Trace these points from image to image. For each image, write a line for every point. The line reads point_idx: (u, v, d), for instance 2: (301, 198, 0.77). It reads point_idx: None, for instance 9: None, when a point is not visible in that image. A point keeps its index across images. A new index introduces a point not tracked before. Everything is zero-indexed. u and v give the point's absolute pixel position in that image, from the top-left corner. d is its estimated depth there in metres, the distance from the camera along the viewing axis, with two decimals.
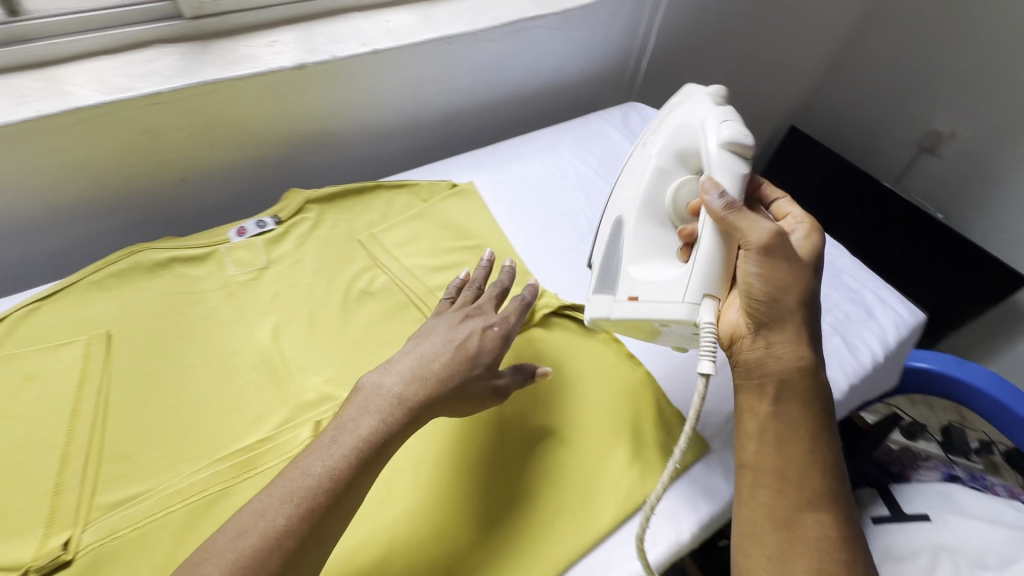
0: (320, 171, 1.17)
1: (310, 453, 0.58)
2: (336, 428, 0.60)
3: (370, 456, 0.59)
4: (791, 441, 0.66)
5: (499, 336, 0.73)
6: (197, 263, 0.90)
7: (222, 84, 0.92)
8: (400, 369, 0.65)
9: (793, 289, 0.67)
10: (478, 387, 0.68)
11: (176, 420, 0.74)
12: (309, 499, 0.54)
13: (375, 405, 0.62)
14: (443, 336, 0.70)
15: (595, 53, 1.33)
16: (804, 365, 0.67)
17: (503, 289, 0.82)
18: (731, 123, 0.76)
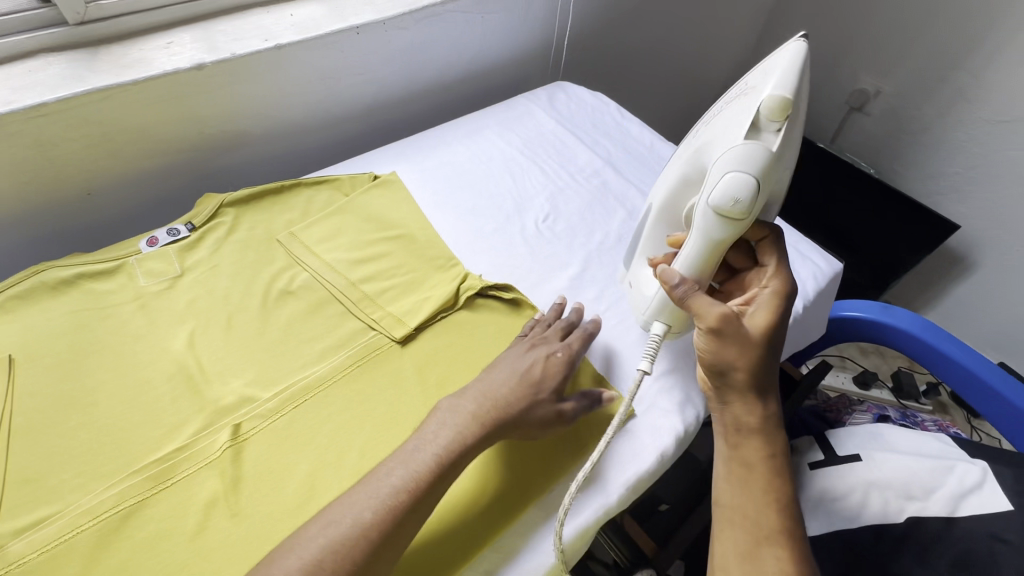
0: (246, 174, 0.86)
1: (396, 456, 0.48)
2: (417, 436, 0.50)
3: (446, 469, 0.48)
4: (767, 485, 0.51)
5: (564, 361, 0.58)
6: (105, 278, 0.65)
7: (114, 88, 0.66)
8: (479, 388, 0.54)
9: (743, 353, 0.53)
10: (554, 408, 0.55)
11: (99, 443, 0.52)
12: (396, 503, 0.45)
13: (454, 422, 0.51)
14: (507, 368, 0.56)
15: (520, 35, 1.03)
16: (765, 434, 0.53)
17: (569, 322, 0.64)
18: (739, 185, 0.53)
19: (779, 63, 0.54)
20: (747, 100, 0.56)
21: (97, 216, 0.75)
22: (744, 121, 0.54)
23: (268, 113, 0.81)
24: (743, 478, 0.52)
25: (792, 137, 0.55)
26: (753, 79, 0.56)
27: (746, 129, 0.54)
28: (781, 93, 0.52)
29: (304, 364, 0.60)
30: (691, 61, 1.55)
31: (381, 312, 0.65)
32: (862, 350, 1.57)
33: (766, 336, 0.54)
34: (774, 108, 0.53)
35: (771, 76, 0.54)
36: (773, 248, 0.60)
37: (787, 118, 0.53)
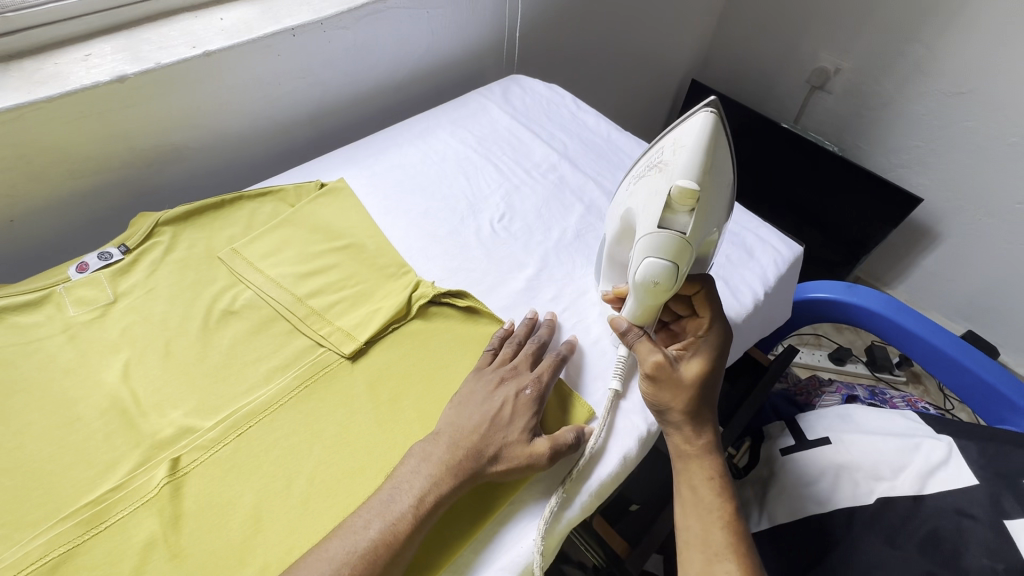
0: (186, 187, 0.82)
1: (370, 506, 0.47)
2: (392, 483, 0.48)
3: (423, 518, 0.46)
4: (712, 506, 0.53)
5: (535, 397, 0.55)
6: (31, 311, 0.61)
7: (26, 107, 0.61)
8: (448, 433, 0.51)
9: (678, 394, 0.55)
10: (527, 450, 0.51)
11: (25, 490, 0.49)
12: (372, 558, 0.43)
13: (427, 473, 0.48)
14: (474, 411, 0.53)
15: (470, 29, 1.00)
16: (706, 463, 0.55)
17: (540, 345, 0.61)
18: (653, 270, 0.51)
19: (688, 138, 0.50)
20: (661, 175, 0.53)
21: (24, 243, 0.71)
22: (656, 206, 0.51)
23: (203, 124, 0.77)
24: (690, 504, 0.53)
25: (709, 211, 0.52)
26: (666, 151, 0.53)
27: (659, 212, 0.51)
28: (688, 179, 0.49)
29: (249, 389, 0.57)
30: (650, 48, 1.53)
31: (330, 328, 0.63)
32: (836, 327, 1.57)
33: (699, 374, 0.56)
34: (683, 195, 0.49)
35: (679, 157, 0.50)
36: (707, 302, 0.59)
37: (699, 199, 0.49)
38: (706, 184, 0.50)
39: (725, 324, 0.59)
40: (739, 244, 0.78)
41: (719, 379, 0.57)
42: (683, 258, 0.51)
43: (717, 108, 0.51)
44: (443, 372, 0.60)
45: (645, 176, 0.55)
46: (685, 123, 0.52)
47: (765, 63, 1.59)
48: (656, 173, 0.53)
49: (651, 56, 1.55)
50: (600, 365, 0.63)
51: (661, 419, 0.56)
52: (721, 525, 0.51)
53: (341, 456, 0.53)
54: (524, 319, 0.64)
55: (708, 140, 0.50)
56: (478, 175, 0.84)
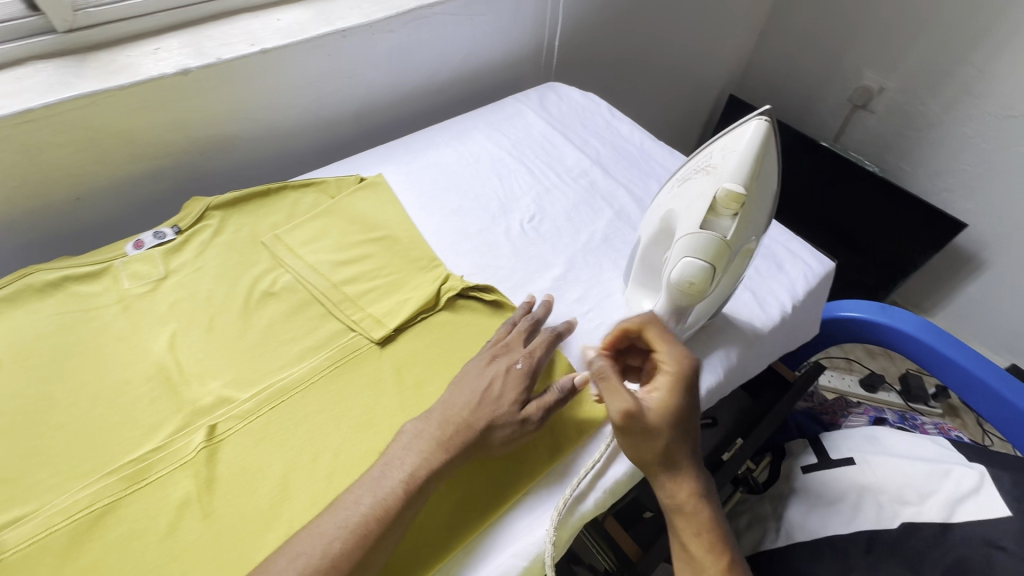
0: (235, 177, 0.87)
1: (362, 483, 0.48)
2: (384, 461, 0.49)
3: (415, 493, 0.48)
4: (704, 564, 0.49)
5: (526, 371, 0.55)
6: (91, 282, 0.66)
7: (100, 94, 0.67)
8: (440, 410, 0.53)
9: (650, 444, 0.50)
10: (513, 420, 0.53)
11: (77, 443, 0.53)
12: (362, 531, 0.45)
13: (418, 448, 0.50)
14: (465, 388, 0.54)
15: (512, 37, 1.03)
16: (696, 513, 0.50)
17: (534, 323, 0.62)
18: (691, 271, 0.49)
19: (739, 142, 0.48)
20: (707, 178, 0.50)
21: (88, 220, 0.76)
22: (700, 206, 0.49)
23: (256, 117, 0.82)
24: (682, 560, 0.50)
25: (753, 217, 0.49)
26: (715, 153, 0.50)
27: (702, 214, 0.49)
28: (736, 183, 0.47)
29: (283, 365, 0.60)
30: (689, 61, 1.53)
31: (362, 313, 0.65)
32: (870, 353, 1.53)
33: (663, 411, 0.50)
34: (729, 199, 0.47)
35: (729, 159, 0.48)
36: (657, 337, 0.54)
37: (744, 205, 0.47)
38: (754, 190, 0.48)
39: (680, 352, 0.52)
40: (769, 256, 0.77)
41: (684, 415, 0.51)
42: (721, 263, 0.49)
43: (771, 115, 0.48)
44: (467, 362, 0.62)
45: (687, 178, 0.53)
46: (736, 127, 0.49)
47: (806, 80, 1.57)
48: (701, 175, 0.51)
49: (689, 70, 1.56)
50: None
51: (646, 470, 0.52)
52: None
53: (367, 435, 0.55)
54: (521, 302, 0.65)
55: (760, 147, 0.47)
56: (512, 176, 0.86)
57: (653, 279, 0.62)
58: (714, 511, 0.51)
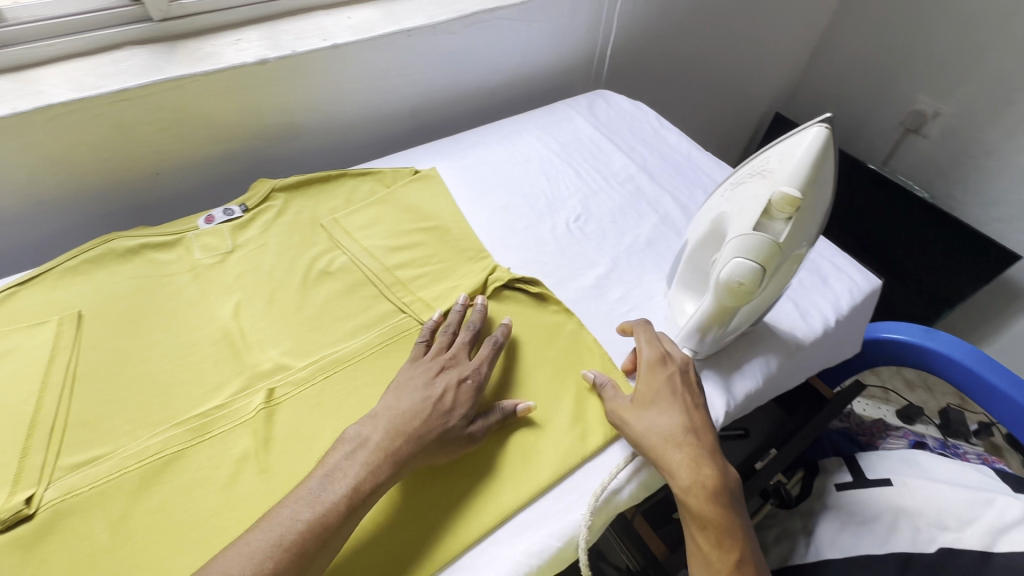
0: (297, 163, 0.92)
1: (299, 496, 0.47)
2: (323, 472, 0.48)
3: (356, 505, 0.47)
4: (712, 558, 0.50)
5: (475, 386, 0.57)
6: (166, 250, 0.71)
7: (187, 78, 0.72)
8: (386, 417, 0.52)
9: (640, 434, 0.54)
10: (463, 434, 0.54)
11: (149, 395, 0.57)
12: (298, 548, 0.43)
13: (363, 458, 0.49)
14: (411, 398, 0.54)
15: (565, 44, 1.06)
16: (702, 505, 0.51)
17: (475, 333, 0.62)
18: (742, 270, 0.50)
19: (797, 148, 0.49)
20: (763, 182, 0.51)
21: (164, 195, 0.82)
22: (754, 209, 0.50)
23: (321, 108, 0.87)
24: (693, 554, 0.51)
25: (808, 223, 0.50)
26: (772, 158, 0.51)
27: (757, 216, 0.50)
28: (793, 188, 0.48)
29: (337, 339, 0.64)
30: (738, 77, 1.53)
31: (412, 297, 0.68)
32: (909, 386, 1.49)
33: (644, 397, 0.56)
34: (784, 203, 0.48)
35: (787, 164, 0.49)
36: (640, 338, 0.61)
37: (799, 209, 0.49)
38: (810, 195, 0.49)
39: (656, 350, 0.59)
40: (814, 269, 0.77)
41: (668, 407, 0.55)
42: (771, 265, 0.51)
43: (831, 124, 0.49)
44: (509, 349, 0.64)
45: (742, 181, 0.54)
46: (796, 133, 0.50)
47: (857, 101, 1.55)
48: (758, 179, 0.52)
49: (737, 85, 1.56)
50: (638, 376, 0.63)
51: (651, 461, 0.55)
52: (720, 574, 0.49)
53: None
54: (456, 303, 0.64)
55: (819, 154, 0.48)
56: (559, 177, 0.89)
57: (699, 281, 0.63)
58: (722, 505, 0.51)
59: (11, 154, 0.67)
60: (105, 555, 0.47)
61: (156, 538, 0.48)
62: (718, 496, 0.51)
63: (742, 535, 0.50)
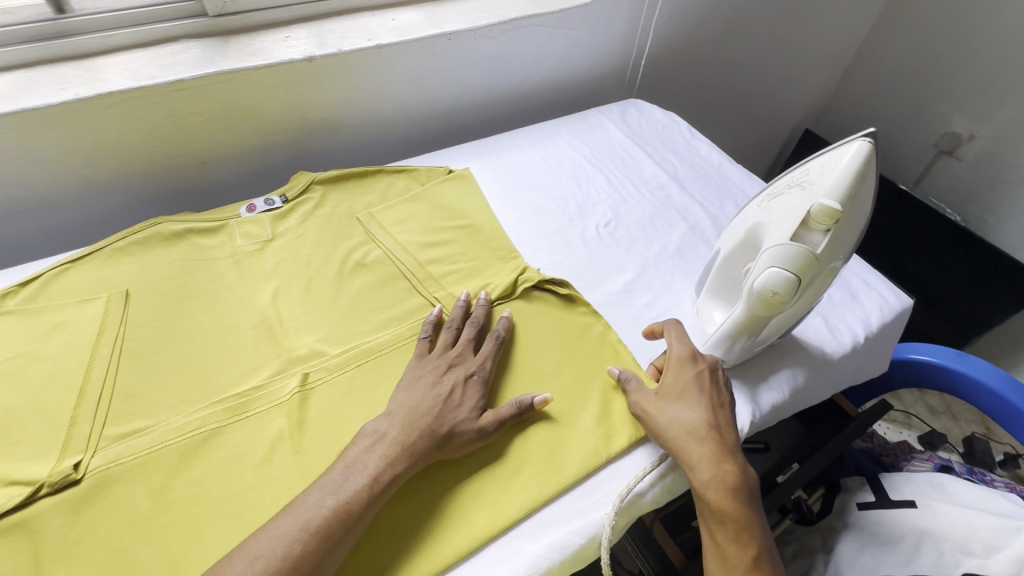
0: (334, 159, 0.94)
1: (322, 485, 0.48)
2: (345, 464, 0.50)
3: (377, 494, 0.49)
4: (729, 553, 0.50)
5: (481, 381, 0.59)
6: (210, 236, 0.73)
7: (238, 72, 0.75)
8: (401, 414, 0.54)
9: (664, 425, 0.55)
10: (475, 426, 0.55)
11: (190, 373, 0.59)
12: (324, 532, 0.45)
13: (381, 451, 0.51)
14: (422, 394, 0.56)
15: (600, 52, 1.07)
16: (722, 501, 0.51)
17: (478, 330, 0.63)
18: (778, 280, 0.51)
19: (839, 161, 0.50)
20: (802, 194, 0.52)
21: (207, 183, 0.85)
22: (793, 219, 0.51)
23: (360, 106, 0.89)
24: (709, 550, 0.51)
25: (846, 236, 0.51)
26: (812, 170, 0.52)
27: (794, 227, 0.51)
28: (832, 200, 0.49)
29: (371, 329, 0.65)
30: (769, 92, 1.53)
31: (443, 292, 0.70)
32: (932, 411, 1.43)
33: (669, 391, 0.57)
34: (824, 214, 0.49)
35: (828, 177, 0.50)
36: (669, 335, 0.63)
37: (838, 222, 0.49)
38: (850, 209, 0.50)
39: (685, 346, 0.60)
40: (844, 286, 0.77)
41: (693, 402, 0.56)
42: (806, 276, 0.51)
43: (875, 138, 0.49)
44: (538, 349, 0.64)
45: (781, 192, 0.55)
46: (838, 147, 0.51)
47: (890, 121, 1.53)
48: (797, 190, 0.53)
49: (768, 100, 1.55)
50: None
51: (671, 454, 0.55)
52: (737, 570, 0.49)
53: None
54: (458, 302, 0.66)
55: (861, 168, 0.49)
56: (590, 183, 0.90)
57: (730, 289, 0.63)
58: (742, 502, 0.51)
59: (70, 136, 0.70)
60: (146, 523, 0.48)
61: (194, 511, 0.50)
62: (738, 492, 0.52)
63: (760, 534, 0.51)
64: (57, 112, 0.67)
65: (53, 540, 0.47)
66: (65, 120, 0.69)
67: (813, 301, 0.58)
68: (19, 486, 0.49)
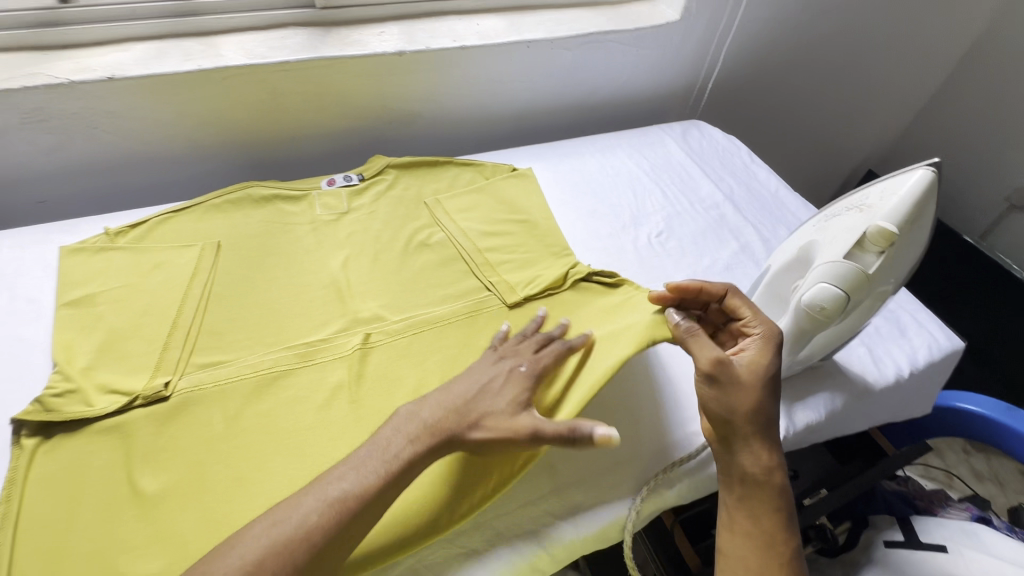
0: (406, 147, 1.01)
1: (348, 460, 0.46)
2: (371, 441, 0.47)
3: (398, 476, 0.46)
4: (772, 539, 0.51)
5: (528, 374, 0.54)
6: (294, 203, 0.80)
7: (337, 60, 0.82)
8: (440, 397, 0.51)
9: (744, 399, 0.53)
10: (511, 422, 0.49)
11: (267, 321, 0.66)
12: (340, 507, 0.43)
13: (408, 432, 0.48)
14: (468, 379, 0.53)
15: (668, 71, 1.10)
16: (774, 489, 0.52)
17: (547, 339, 0.59)
18: (828, 295, 0.53)
19: (900, 186, 0.52)
20: (859, 216, 0.54)
21: (292, 157, 0.93)
22: (847, 239, 0.53)
23: (437, 101, 0.96)
24: (747, 533, 0.51)
25: (899, 259, 0.53)
26: (872, 194, 0.54)
27: (848, 246, 0.53)
28: (889, 223, 0.51)
29: (428, 303, 0.70)
30: (833, 128, 1.52)
31: (498, 278, 0.73)
32: (978, 475, 1.29)
33: (751, 368, 0.55)
34: (879, 236, 0.51)
35: (887, 201, 0.52)
36: (738, 301, 0.60)
37: (892, 245, 0.51)
38: (907, 233, 0.52)
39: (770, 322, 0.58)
40: (892, 320, 0.77)
41: (771, 388, 0.55)
42: (856, 294, 0.53)
43: (938, 168, 0.51)
44: None
45: (837, 214, 0.57)
46: (900, 173, 0.53)
47: (960, 169, 1.49)
48: (854, 212, 0.55)
49: (831, 136, 1.54)
50: (687, 387, 0.65)
51: (730, 429, 0.53)
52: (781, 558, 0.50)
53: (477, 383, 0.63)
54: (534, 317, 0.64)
55: (921, 195, 0.51)
56: (646, 195, 0.93)
57: (772, 306, 0.64)
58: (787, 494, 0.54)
59: (187, 101, 0.79)
60: (221, 442, 0.55)
61: (262, 437, 0.55)
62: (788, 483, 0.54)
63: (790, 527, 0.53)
64: (184, 79, 0.76)
65: (143, 444, 0.54)
66: (186, 88, 0.78)
67: (860, 323, 0.60)
68: (118, 394, 0.56)
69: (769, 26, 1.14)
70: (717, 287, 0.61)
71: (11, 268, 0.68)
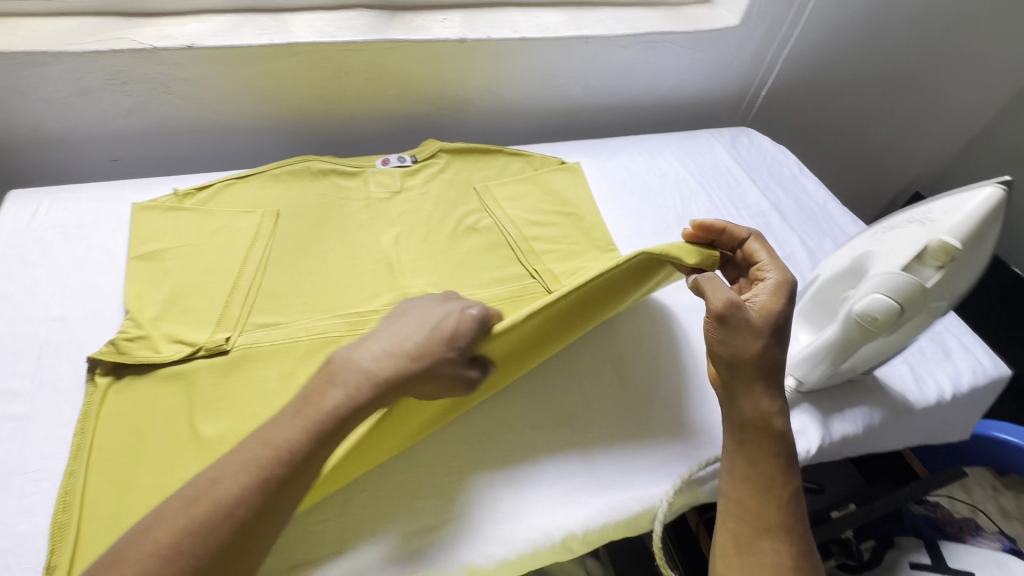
0: (456, 132, 1.03)
1: (275, 420, 0.44)
2: (300, 397, 0.45)
3: (329, 434, 0.44)
4: (769, 480, 0.52)
5: (477, 318, 0.51)
6: (349, 178, 0.83)
7: (401, 43, 0.84)
8: (379, 344, 0.48)
9: (748, 344, 0.53)
10: (453, 370, 0.49)
11: (320, 289, 0.68)
12: (265, 473, 0.41)
13: (345, 384, 0.45)
14: (412, 322, 0.50)
15: (721, 76, 1.10)
16: (774, 432, 0.53)
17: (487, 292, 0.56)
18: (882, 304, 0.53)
19: (966, 202, 0.52)
20: (920, 229, 0.54)
21: (347, 134, 0.96)
22: (907, 251, 0.53)
23: (491, 91, 0.97)
24: (745, 475, 0.52)
25: (957, 275, 0.53)
26: (935, 209, 0.54)
27: (908, 258, 0.53)
28: (952, 237, 0.51)
29: (474, 285, 0.72)
30: (882, 146, 1.49)
31: (543, 267, 0.75)
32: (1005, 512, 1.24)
33: (759, 317, 0.55)
34: (941, 249, 0.51)
35: (951, 216, 0.52)
36: (759, 245, 0.63)
37: (953, 260, 0.51)
38: (969, 249, 0.51)
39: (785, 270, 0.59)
40: (937, 341, 0.75)
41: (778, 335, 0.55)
42: (909, 306, 0.53)
43: (1008, 186, 0.51)
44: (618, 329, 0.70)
45: (897, 226, 0.57)
46: (967, 189, 0.53)
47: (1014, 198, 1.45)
48: (915, 225, 0.55)
49: (879, 153, 1.51)
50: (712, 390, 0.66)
51: (734, 373, 0.53)
52: (777, 498, 0.51)
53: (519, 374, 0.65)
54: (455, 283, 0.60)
55: (988, 212, 0.51)
56: (692, 198, 0.93)
57: (817, 314, 0.64)
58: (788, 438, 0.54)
59: (256, 74, 0.82)
60: (274, 398, 0.57)
61: None
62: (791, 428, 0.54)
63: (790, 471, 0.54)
64: (260, 52, 0.80)
65: (203, 393, 0.57)
66: (257, 61, 0.80)
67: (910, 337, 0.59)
68: (184, 345, 0.60)
69: (829, 38, 1.13)
70: (740, 228, 0.63)
71: (87, 219, 0.73)
